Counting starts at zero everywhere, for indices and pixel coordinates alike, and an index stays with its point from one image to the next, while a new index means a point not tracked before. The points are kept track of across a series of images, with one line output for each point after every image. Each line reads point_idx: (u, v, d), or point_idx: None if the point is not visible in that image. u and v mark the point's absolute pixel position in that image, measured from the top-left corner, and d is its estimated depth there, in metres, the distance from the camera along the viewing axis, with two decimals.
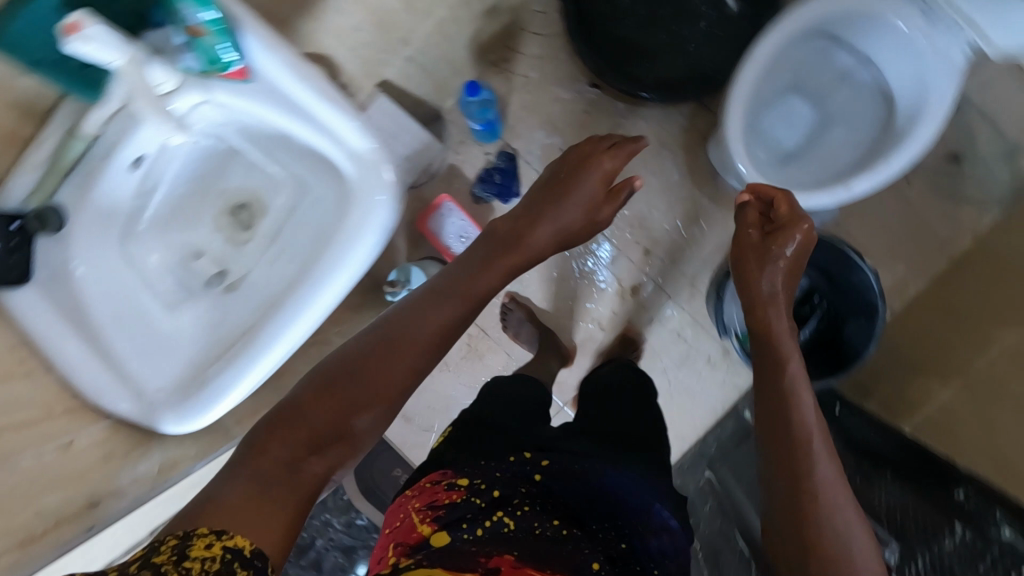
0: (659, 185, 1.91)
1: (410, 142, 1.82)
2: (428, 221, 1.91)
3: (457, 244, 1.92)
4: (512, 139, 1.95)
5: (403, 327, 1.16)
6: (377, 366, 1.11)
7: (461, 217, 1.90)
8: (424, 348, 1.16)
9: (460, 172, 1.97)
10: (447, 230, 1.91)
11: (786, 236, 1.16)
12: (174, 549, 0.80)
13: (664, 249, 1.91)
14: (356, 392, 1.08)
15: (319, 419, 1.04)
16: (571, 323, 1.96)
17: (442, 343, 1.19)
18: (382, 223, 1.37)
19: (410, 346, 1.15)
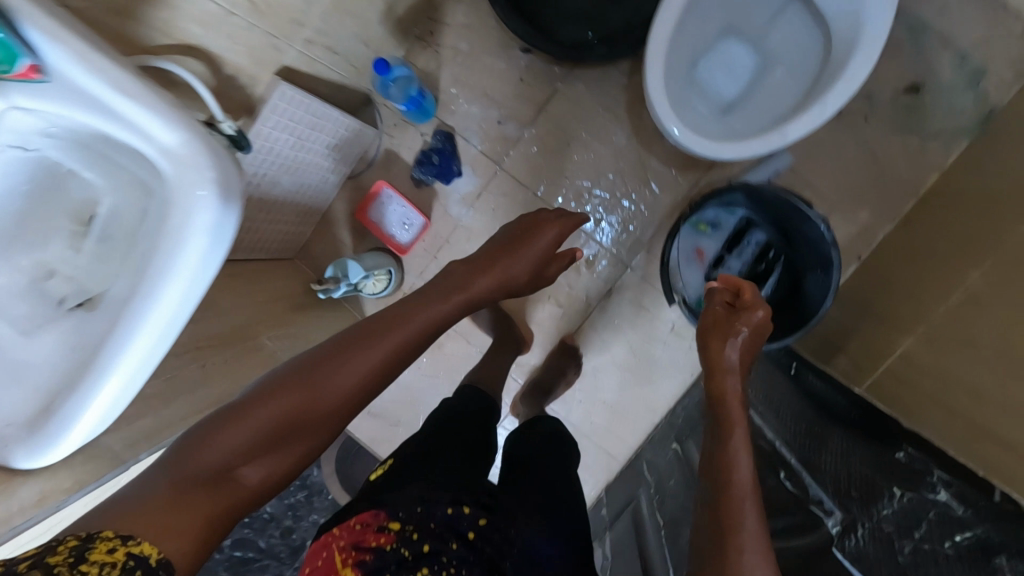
0: (605, 150, 1.80)
1: (348, 135, 1.74)
2: (369, 211, 1.86)
3: (402, 231, 1.86)
4: (447, 117, 1.85)
5: (361, 338, 1.12)
6: (334, 369, 1.07)
7: (401, 203, 1.83)
8: (383, 357, 1.12)
9: (398, 157, 1.89)
10: (389, 219, 1.86)
11: (750, 317, 1.19)
12: (71, 552, 0.73)
13: (616, 217, 1.82)
14: (307, 396, 1.04)
15: (266, 421, 0.99)
16: (527, 303, 1.90)
17: (402, 357, 1.16)
18: (216, 228, 0.93)
19: (370, 356, 1.11)
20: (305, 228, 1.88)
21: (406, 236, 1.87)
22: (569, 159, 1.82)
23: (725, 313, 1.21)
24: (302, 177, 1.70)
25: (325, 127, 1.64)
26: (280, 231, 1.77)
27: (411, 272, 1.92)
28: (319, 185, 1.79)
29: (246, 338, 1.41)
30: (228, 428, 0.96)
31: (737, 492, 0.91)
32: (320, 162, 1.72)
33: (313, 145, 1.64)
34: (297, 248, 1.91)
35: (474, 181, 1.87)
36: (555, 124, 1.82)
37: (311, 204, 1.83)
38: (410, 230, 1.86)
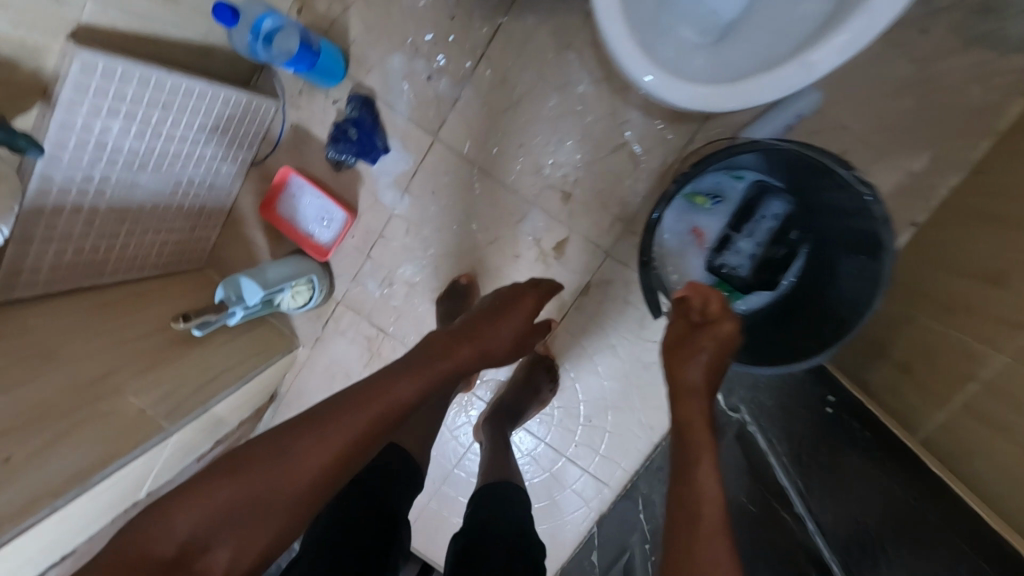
0: (568, 105, 1.37)
1: (250, 113, 1.39)
2: (277, 207, 1.48)
3: (321, 230, 1.49)
4: (362, 76, 1.43)
5: (336, 408, 0.88)
6: (307, 441, 0.84)
7: (315, 195, 1.46)
8: (359, 428, 0.87)
9: (308, 135, 1.48)
10: (303, 215, 1.48)
11: (715, 332, 0.98)
12: None
13: (587, 190, 1.40)
14: (276, 472, 0.82)
15: (225, 502, 0.79)
16: None
17: (385, 426, 0.91)
18: None
19: (348, 429, 0.87)
20: (205, 232, 1.53)
21: (326, 235, 1.49)
22: (523, 120, 1.40)
23: (689, 328, 1.02)
24: (179, 172, 1.31)
25: (196, 106, 1.24)
26: (169, 241, 1.42)
27: (342, 277, 1.55)
28: (210, 178, 1.41)
29: (104, 397, 1.09)
30: (180, 514, 0.77)
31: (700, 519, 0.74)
32: (200, 151, 1.33)
33: (183, 131, 1.25)
34: (200, 256, 1.57)
35: (405, 158, 1.46)
36: (501, 74, 1.38)
37: (207, 203, 1.46)
38: (331, 227, 1.49)
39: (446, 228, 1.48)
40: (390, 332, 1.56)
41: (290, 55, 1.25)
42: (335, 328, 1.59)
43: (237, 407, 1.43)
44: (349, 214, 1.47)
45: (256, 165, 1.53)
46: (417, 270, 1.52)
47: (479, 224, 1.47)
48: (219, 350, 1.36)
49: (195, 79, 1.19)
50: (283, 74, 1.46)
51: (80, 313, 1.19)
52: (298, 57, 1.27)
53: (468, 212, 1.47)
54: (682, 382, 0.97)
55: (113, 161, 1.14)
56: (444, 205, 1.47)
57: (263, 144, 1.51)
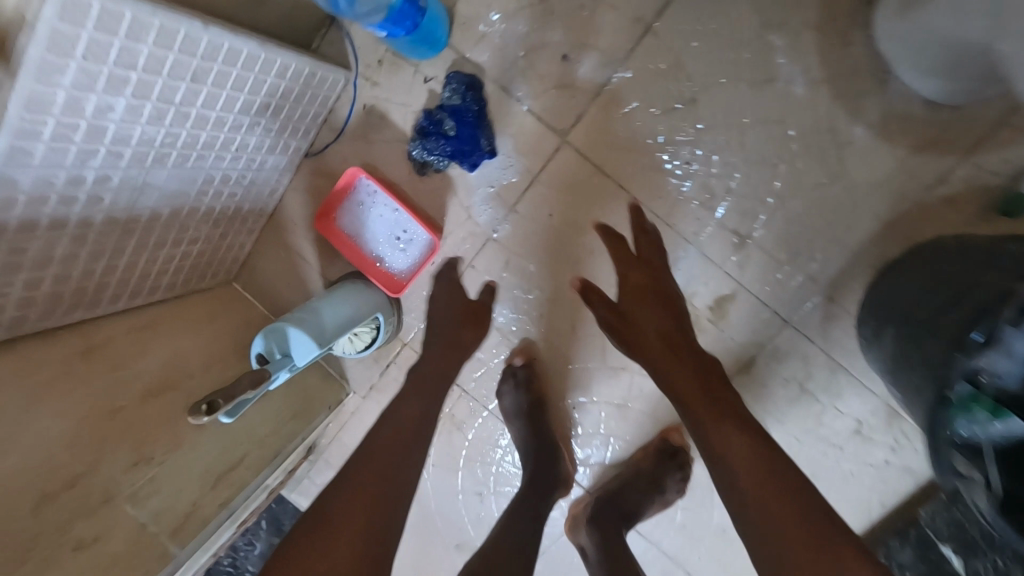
0: (764, 115, 0.95)
1: (313, 89, 1.01)
2: (338, 218, 1.11)
3: (392, 256, 1.11)
4: (468, 49, 1.03)
5: (362, 457, 0.76)
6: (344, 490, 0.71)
7: (390, 207, 1.08)
8: (392, 455, 0.77)
9: (386, 124, 1.08)
10: (370, 234, 1.10)
11: (638, 289, 0.88)
12: None
13: (772, 233, 1.00)
14: (327, 550, 0.64)
15: None
16: (601, 368, 1.14)
17: (411, 443, 0.80)
18: None
19: (375, 456, 0.76)
20: (237, 240, 1.15)
21: (399, 263, 1.11)
22: (692, 129, 0.98)
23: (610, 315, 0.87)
24: (209, 167, 0.92)
25: (238, 77, 0.84)
26: (192, 254, 1.04)
27: (413, 312, 1.18)
28: (250, 172, 1.03)
29: (87, 514, 0.73)
30: None
31: (764, 494, 0.63)
32: (239, 138, 0.94)
33: (218, 112, 0.85)
34: (229, 267, 1.19)
35: (514, 168, 1.06)
36: (671, 62, 0.96)
37: (244, 204, 1.08)
38: (406, 252, 1.10)
39: (561, 267, 1.10)
40: (466, 388, 1.22)
41: (387, 11, 0.87)
42: (395, 376, 1.23)
43: (270, 488, 1.08)
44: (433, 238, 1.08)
45: (311, 155, 1.14)
46: (513, 314, 1.15)
47: (608, 266, 1.08)
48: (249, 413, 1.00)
49: (239, 35, 0.79)
50: (358, 36, 1.05)
51: (64, 362, 0.82)
52: (401, 19, 0.89)
53: (594, 248, 1.07)
54: (645, 353, 0.82)
55: (111, 156, 0.75)
56: (560, 235, 1.08)
57: (322, 128, 1.12)
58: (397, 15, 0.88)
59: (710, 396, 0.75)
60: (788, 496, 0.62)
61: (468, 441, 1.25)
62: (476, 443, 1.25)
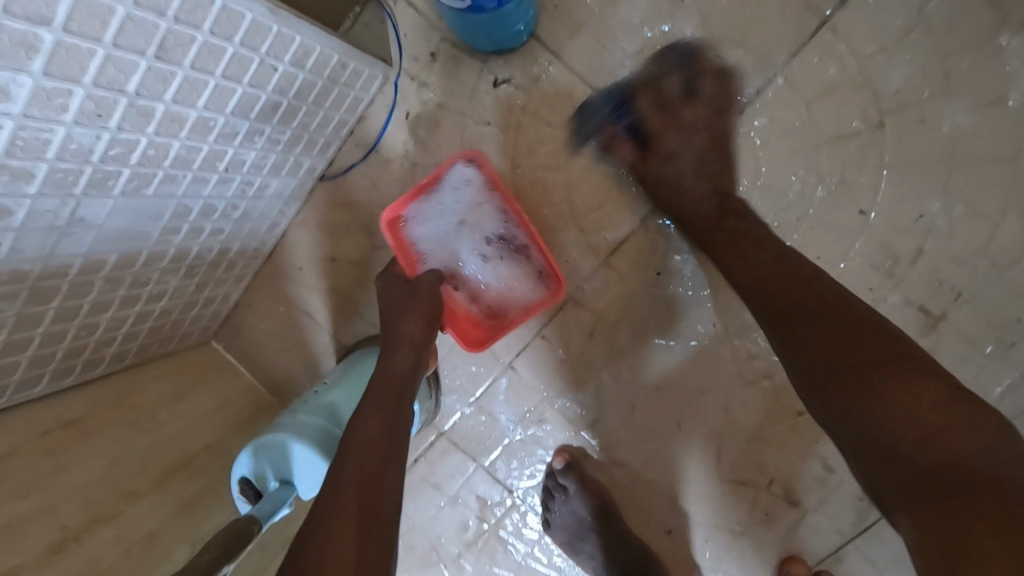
0: (985, 151, 0.67)
1: (341, 87, 0.71)
2: (422, 207, 0.74)
3: (476, 279, 0.77)
4: (560, 45, 0.74)
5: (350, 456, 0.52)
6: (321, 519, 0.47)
7: (492, 208, 0.74)
8: (376, 456, 0.53)
9: (436, 140, 0.79)
10: (452, 244, 0.76)
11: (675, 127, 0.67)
12: None
13: (976, 316, 0.71)
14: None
15: None
16: (710, 479, 0.82)
17: (399, 412, 0.58)
18: None
19: (357, 441, 0.54)
20: (221, 289, 0.84)
21: (483, 291, 0.77)
22: (873, 166, 0.70)
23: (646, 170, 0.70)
24: (182, 195, 0.61)
25: (235, 59, 0.54)
26: (153, 311, 0.73)
27: (455, 391, 0.87)
28: (244, 201, 0.72)
29: None
30: None
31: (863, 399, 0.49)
32: (231, 153, 0.63)
33: (199, 111, 0.55)
34: (207, 323, 0.88)
35: (612, 206, 0.78)
36: (850, 72, 0.69)
37: (233, 243, 0.77)
38: (498, 277, 0.76)
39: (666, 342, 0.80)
40: (519, 496, 0.90)
41: None
42: (425, 476, 0.92)
43: None
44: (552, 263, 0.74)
45: (328, 179, 0.84)
46: (593, 400, 0.84)
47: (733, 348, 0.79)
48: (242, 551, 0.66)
49: None
50: (404, 20, 0.77)
51: None
52: None
53: (712, 320, 0.79)
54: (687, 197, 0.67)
55: (9, 173, 0.44)
56: (664, 301, 0.79)
57: (347, 142, 0.82)
58: None
59: (766, 304, 0.58)
60: (903, 397, 0.47)
61: (516, 567, 0.92)
62: (526, 569, 0.92)
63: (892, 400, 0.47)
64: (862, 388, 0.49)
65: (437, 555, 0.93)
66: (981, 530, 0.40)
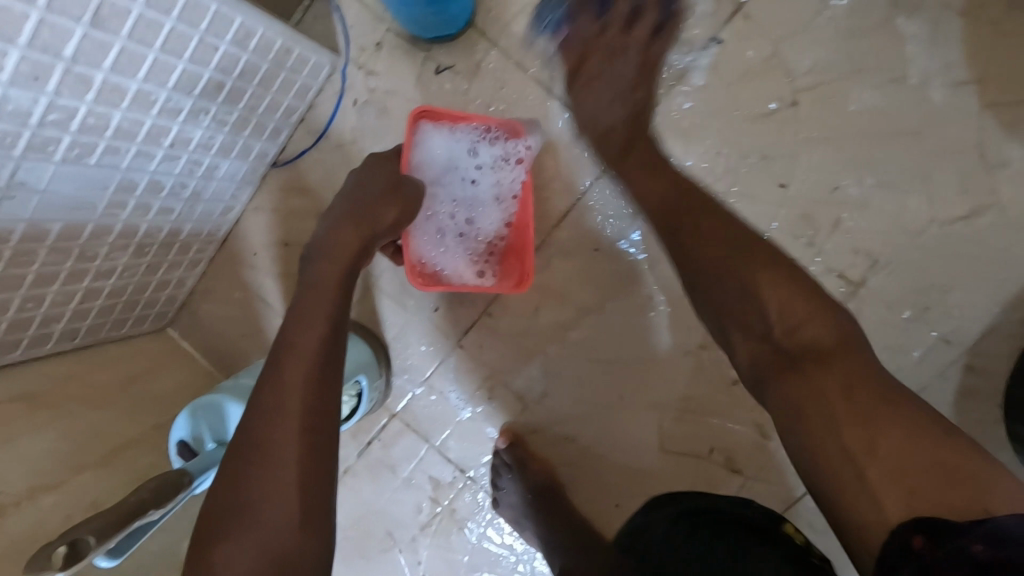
0: (892, 126, 0.72)
1: (287, 72, 0.75)
2: (445, 129, 0.77)
3: (427, 218, 0.79)
4: (497, 34, 0.79)
5: (290, 351, 0.59)
6: (255, 484, 0.53)
7: (501, 193, 0.80)
8: (317, 351, 0.60)
9: (384, 125, 0.83)
10: (446, 175, 0.78)
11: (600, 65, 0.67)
12: None
13: (895, 284, 0.75)
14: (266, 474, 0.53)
15: (247, 536, 0.52)
16: (655, 451, 0.85)
17: (338, 302, 0.64)
18: None
19: (297, 336, 0.60)
20: (175, 273, 0.86)
21: (422, 230, 0.79)
22: (791, 142, 0.74)
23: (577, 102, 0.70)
24: (127, 167, 0.64)
25: (173, 33, 0.57)
26: (102, 289, 0.74)
27: (407, 370, 0.89)
28: (192, 180, 0.74)
29: None
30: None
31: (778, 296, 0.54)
32: (175, 129, 0.66)
33: (139, 83, 0.58)
34: (162, 310, 0.89)
35: (553, 185, 0.82)
36: (765, 54, 0.74)
37: (184, 224, 0.79)
38: (445, 235, 0.80)
39: (608, 317, 0.84)
40: (471, 475, 0.91)
41: None
42: (380, 458, 0.93)
43: None
44: (503, 275, 0.81)
45: (280, 165, 0.87)
46: (541, 376, 0.86)
47: (671, 320, 0.82)
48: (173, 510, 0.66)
49: None
50: (350, 11, 0.81)
51: None
52: None
53: (651, 293, 0.83)
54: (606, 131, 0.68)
55: None
56: (604, 278, 0.83)
57: (298, 129, 0.85)
58: None
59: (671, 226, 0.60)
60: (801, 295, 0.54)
61: (473, 548, 0.92)
62: (481, 551, 0.92)
63: (780, 300, 0.53)
64: (749, 306, 0.54)
65: (393, 541, 0.94)
66: (872, 407, 0.48)
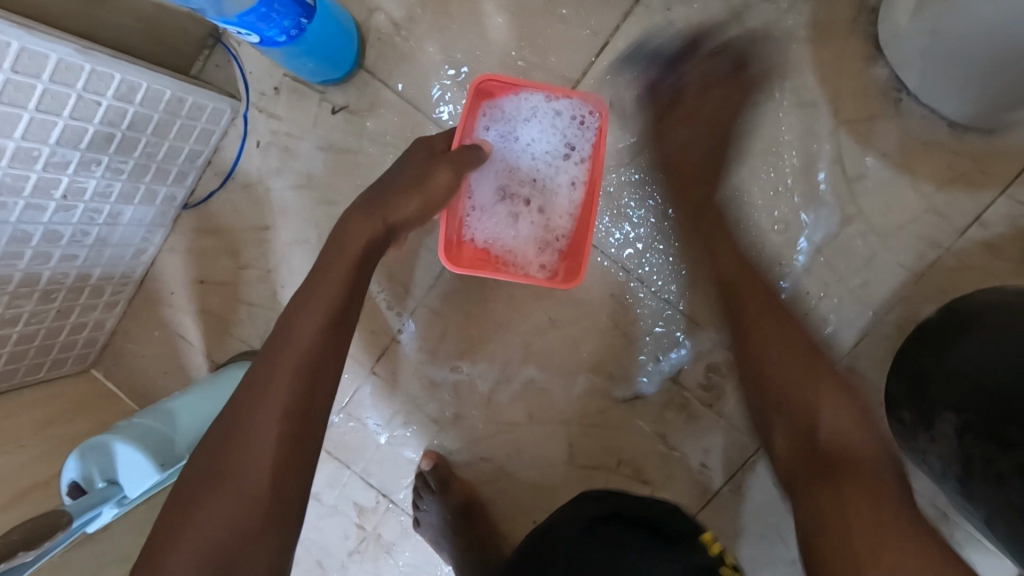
0: (755, 146, 0.77)
1: (182, 120, 0.78)
2: (528, 106, 0.78)
3: (496, 202, 0.79)
4: (389, 75, 0.83)
5: (292, 337, 0.59)
6: (231, 471, 0.54)
7: (573, 181, 0.78)
8: (317, 345, 0.59)
9: (287, 164, 0.86)
10: (516, 162, 0.79)
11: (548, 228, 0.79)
12: None
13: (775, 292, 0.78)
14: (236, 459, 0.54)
15: (220, 516, 0.52)
16: (567, 466, 0.87)
17: (350, 293, 0.63)
18: None
19: (307, 324, 0.60)
20: (92, 315, 0.88)
21: (491, 218, 0.79)
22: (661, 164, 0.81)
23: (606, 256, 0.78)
24: (18, 220, 0.67)
25: (48, 94, 0.61)
26: (9, 336, 0.75)
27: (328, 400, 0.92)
28: (95, 227, 0.77)
29: None
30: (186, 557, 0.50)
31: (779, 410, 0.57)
32: (66, 181, 0.69)
33: (18, 142, 0.61)
34: (82, 352, 0.91)
35: None
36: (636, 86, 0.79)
37: (93, 268, 0.82)
38: (515, 222, 0.78)
39: (512, 338, 0.87)
40: (394, 499, 0.93)
41: (243, 28, 0.65)
42: None
43: None
44: (566, 266, 0.77)
45: (191, 208, 0.90)
46: (454, 398, 0.89)
47: (572, 338, 0.86)
48: (72, 547, 0.67)
49: (38, 35, 0.57)
50: (249, 58, 0.85)
51: None
52: (266, 36, 0.67)
53: (551, 312, 0.86)
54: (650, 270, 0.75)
55: None
56: (509, 301, 0.87)
57: (206, 172, 0.88)
58: (262, 32, 0.66)
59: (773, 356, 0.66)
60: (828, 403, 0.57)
61: (400, 572, 0.93)
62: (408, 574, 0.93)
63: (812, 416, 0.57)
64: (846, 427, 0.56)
65: (322, 570, 0.95)
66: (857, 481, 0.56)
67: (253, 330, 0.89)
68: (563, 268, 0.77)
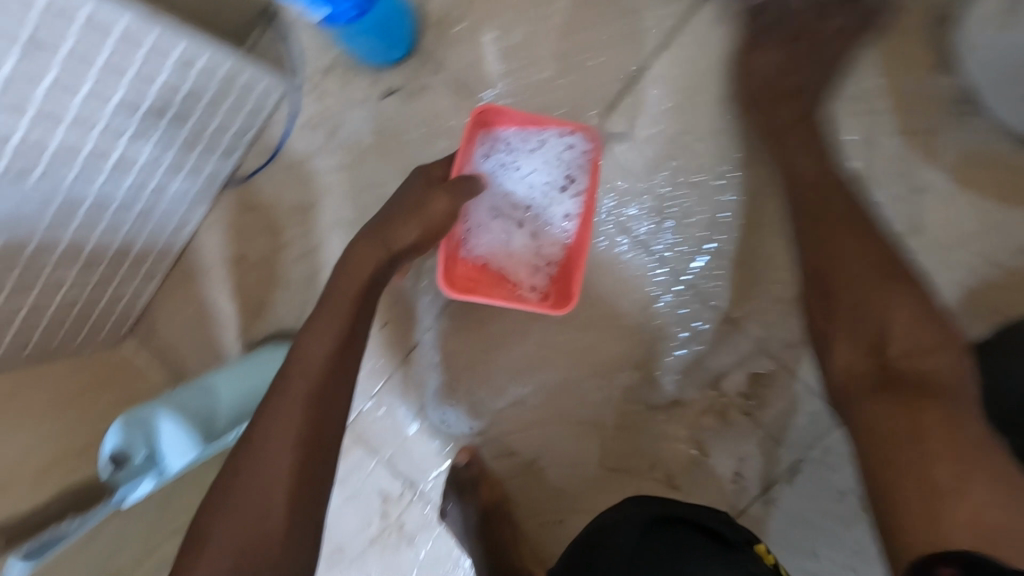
0: None
1: (235, 95, 0.77)
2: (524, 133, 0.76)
3: (493, 221, 0.77)
4: (443, 60, 0.82)
5: (304, 358, 0.60)
6: (247, 485, 0.55)
7: (568, 211, 0.76)
8: (324, 364, 0.60)
9: (332, 145, 0.85)
10: (514, 186, 0.77)
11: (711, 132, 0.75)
12: None
13: None
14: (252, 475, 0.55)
15: (238, 531, 0.53)
16: (597, 466, 0.86)
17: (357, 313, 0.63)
18: None
19: (316, 346, 0.61)
20: (130, 286, 0.88)
21: (486, 235, 0.77)
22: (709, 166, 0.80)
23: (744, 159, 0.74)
24: (69, 188, 0.67)
25: (111, 62, 0.60)
26: (52, 302, 0.75)
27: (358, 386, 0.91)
28: (142, 199, 0.77)
29: None
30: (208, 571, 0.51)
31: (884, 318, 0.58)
32: (118, 151, 0.69)
33: (76, 109, 0.61)
34: (115, 324, 0.91)
35: None
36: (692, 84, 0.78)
37: (136, 239, 0.82)
38: (510, 242, 0.77)
39: (549, 333, 0.86)
40: (417, 490, 0.92)
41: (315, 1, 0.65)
42: None
43: None
44: (559, 290, 0.75)
45: (233, 184, 0.89)
46: (486, 390, 0.88)
47: (610, 338, 0.85)
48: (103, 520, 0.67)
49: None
50: (303, 36, 0.84)
51: None
52: (334, 11, 0.67)
53: (590, 309, 0.84)
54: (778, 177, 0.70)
55: None
56: None
57: (251, 149, 0.88)
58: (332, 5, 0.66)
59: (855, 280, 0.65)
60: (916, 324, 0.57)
61: (419, 565, 0.92)
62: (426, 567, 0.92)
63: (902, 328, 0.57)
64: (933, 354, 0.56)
65: (340, 558, 0.94)
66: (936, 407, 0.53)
67: (288, 311, 0.88)
68: (555, 289, 0.75)
